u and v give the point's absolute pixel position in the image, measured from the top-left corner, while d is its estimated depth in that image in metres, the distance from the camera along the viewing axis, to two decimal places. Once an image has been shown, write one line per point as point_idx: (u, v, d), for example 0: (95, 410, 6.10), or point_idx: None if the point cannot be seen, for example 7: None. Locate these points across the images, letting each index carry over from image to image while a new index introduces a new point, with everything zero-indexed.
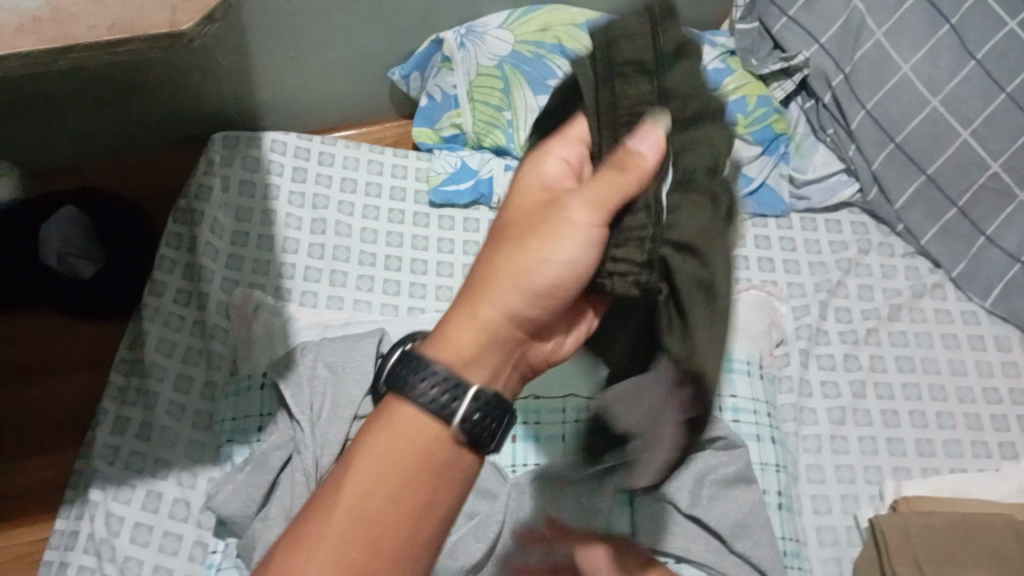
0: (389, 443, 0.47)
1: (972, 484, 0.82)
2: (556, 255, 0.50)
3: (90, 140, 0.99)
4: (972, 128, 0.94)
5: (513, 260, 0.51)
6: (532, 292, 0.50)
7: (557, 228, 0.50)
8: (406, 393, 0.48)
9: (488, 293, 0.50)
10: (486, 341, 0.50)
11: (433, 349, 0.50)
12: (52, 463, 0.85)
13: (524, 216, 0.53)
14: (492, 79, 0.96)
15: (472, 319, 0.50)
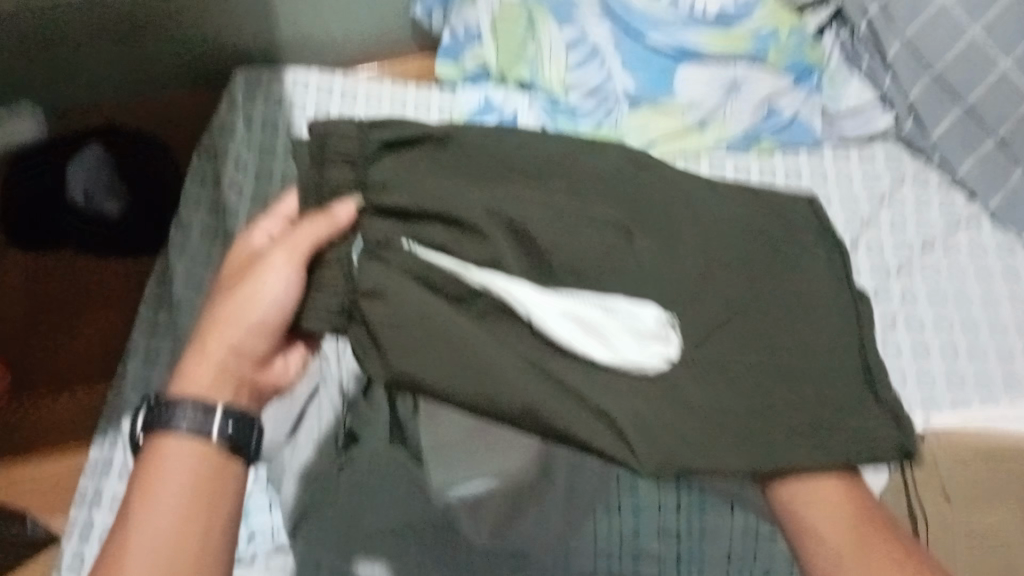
0: (160, 471, 0.49)
1: (1004, 416, 0.80)
2: (261, 289, 0.50)
3: (114, 76, 0.99)
4: (1013, 55, 0.91)
5: (228, 301, 0.51)
6: (248, 327, 0.51)
7: (258, 266, 0.50)
8: (172, 426, 0.49)
9: (214, 331, 0.51)
10: (218, 373, 0.51)
11: (176, 387, 0.51)
12: (84, 396, 0.86)
13: (237, 271, 0.53)
14: (515, 12, 0.97)
15: (204, 357, 0.51)
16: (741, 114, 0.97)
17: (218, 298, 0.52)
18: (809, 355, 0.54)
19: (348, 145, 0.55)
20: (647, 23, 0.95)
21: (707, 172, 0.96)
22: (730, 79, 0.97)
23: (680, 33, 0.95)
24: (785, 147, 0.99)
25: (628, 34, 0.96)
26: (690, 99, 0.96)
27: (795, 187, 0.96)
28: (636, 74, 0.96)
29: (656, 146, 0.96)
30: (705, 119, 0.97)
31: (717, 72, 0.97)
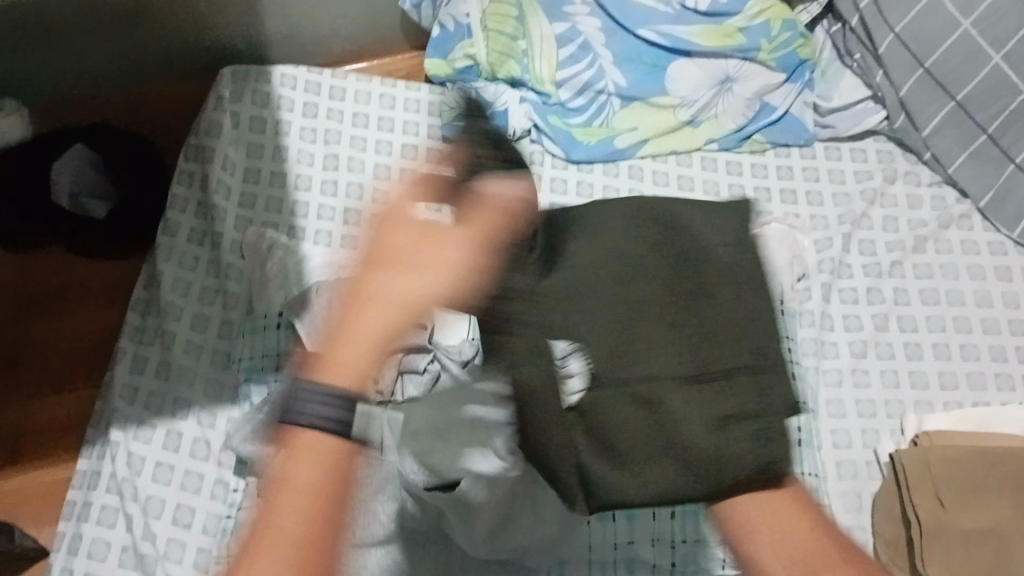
0: (298, 467, 0.43)
1: (996, 416, 0.81)
2: (427, 278, 0.44)
3: (98, 73, 0.97)
4: (1005, 51, 0.90)
5: (389, 282, 0.44)
6: (411, 312, 0.43)
7: (416, 254, 0.44)
8: (309, 417, 0.43)
9: (370, 313, 0.43)
10: (376, 356, 0.44)
11: (324, 372, 0.43)
12: (73, 402, 0.86)
13: (381, 243, 0.45)
14: (507, 6, 0.96)
15: (359, 339, 0.43)
16: (735, 110, 0.97)
17: (377, 275, 0.44)
18: (717, 364, 0.50)
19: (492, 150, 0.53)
20: (639, 19, 0.96)
21: (699, 170, 0.96)
22: (723, 74, 0.96)
23: (672, 27, 0.96)
24: (777, 144, 0.98)
25: (620, 30, 0.96)
26: (681, 95, 0.96)
27: (788, 185, 0.96)
28: (627, 70, 0.95)
29: (646, 146, 0.96)
30: (697, 116, 0.97)
31: (710, 68, 0.96)
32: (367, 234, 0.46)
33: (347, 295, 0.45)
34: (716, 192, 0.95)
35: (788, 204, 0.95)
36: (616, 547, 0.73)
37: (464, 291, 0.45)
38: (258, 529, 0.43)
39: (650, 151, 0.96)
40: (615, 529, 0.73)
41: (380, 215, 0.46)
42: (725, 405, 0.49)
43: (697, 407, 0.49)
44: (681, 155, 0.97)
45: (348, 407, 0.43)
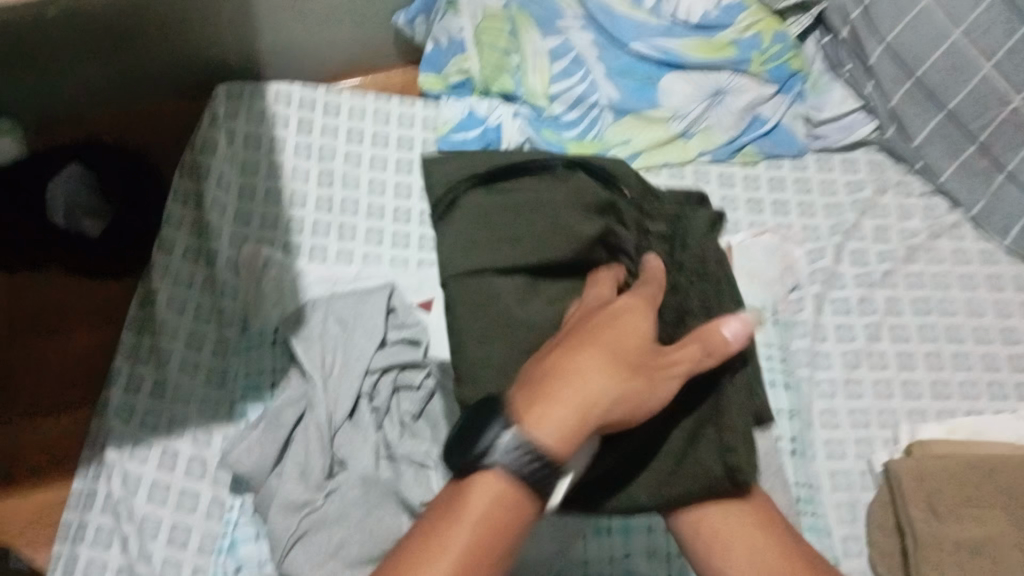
0: (483, 497, 0.47)
1: (989, 426, 0.82)
2: (650, 393, 0.50)
3: (93, 91, 0.97)
4: (996, 60, 0.88)
5: (622, 373, 0.49)
6: (629, 407, 0.49)
7: (647, 369, 0.50)
8: (507, 459, 0.46)
9: (571, 384, 0.47)
10: (579, 427, 0.47)
11: (534, 426, 0.46)
12: (70, 421, 0.86)
13: (617, 336, 0.50)
14: (500, 21, 0.97)
15: (569, 408, 0.47)
16: (727, 122, 0.97)
17: (601, 364, 0.48)
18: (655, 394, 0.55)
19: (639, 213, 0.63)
20: (632, 32, 0.97)
21: (692, 182, 0.96)
22: (714, 87, 0.97)
23: (664, 41, 0.97)
24: (770, 156, 0.98)
25: (612, 44, 0.98)
26: (674, 107, 0.96)
27: (780, 197, 0.96)
28: (620, 83, 0.96)
29: (640, 158, 0.95)
30: (689, 129, 0.97)
31: (702, 80, 0.97)
32: (597, 324, 0.51)
33: (554, 363, 0.49)
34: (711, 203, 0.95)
35: (780, 216, 0.95)
36: (612, 561, 0.72)
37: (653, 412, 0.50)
38: (437, 536, 0.47)
39: (643, 163, 0.95)
40: (610, 543, 0.73)
41: (611, 316, 0.52)
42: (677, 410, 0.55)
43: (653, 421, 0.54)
44: (673, 167, 0.97)
45: (550, 466, 0.47)
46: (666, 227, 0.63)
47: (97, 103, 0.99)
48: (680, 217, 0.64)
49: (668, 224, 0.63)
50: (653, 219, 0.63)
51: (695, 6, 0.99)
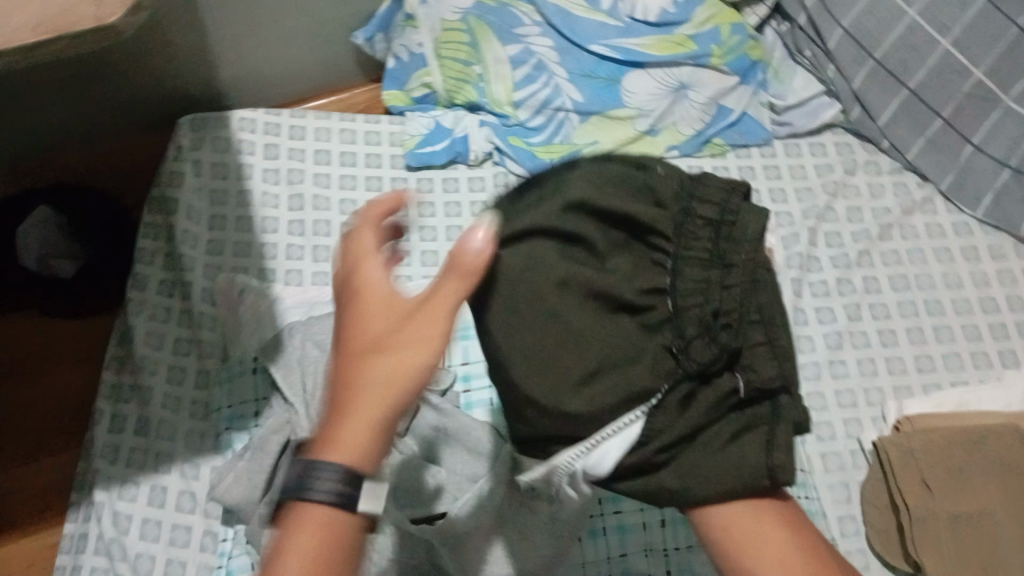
0: (303, 542, 0.40)
1: (975, 396, 0.82)
2: (417, 350, 0.43)
3: (54, 135, 0.96)
4: (952, 36, 0.91)
5: (392, 357, 0.43)
6: (403, 385, 0.43)
7: (407, 330, 0.44)
8: (313, 489, 0.41)
9: (356, 394, 0.43)
10: (368, 435, 0.42)
11: (325, 452, 0.42)
12: (55, 465, 0.85)
13: (372, 313, 0.45)
14: (459, 33, 0.96)
15: (357, 426, 0.42)
16: (692, 116, 0.97)
17: (364, 356, 0.43)
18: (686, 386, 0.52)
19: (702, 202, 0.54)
20: (592, 35, 0.97)
21: None
22: (677, 82, 0.97)
23: (623, 40, 0.98)
24: (737, 146, 0.99)
25: (572, 48, 0.97)
26: (638, 105, 0.96)
27: (751, 186, 0.96)
28: (583, 85, 0.96)
29: None
30: (656, 125, 0.97)
31: (664, 77, 0.97)
32: (351, 314, 0.45)
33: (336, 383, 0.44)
34: None
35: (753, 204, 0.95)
36: (610, 561, 0.72)
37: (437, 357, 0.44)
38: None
39: None
40: (607, 543, 0.73)
41: (355, 292, 0.46)
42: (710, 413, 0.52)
43: (686, 417, 0.52)
44: None
45: (357, 482, 0.41)
46: (717, 210, 0.54)
47: (65, 142, 0.98)
48: (735, 203, 0.55)
49: (719, 208, 0.54)
50: (703, 201, 0.54)
51: (653, 4, 0.99)
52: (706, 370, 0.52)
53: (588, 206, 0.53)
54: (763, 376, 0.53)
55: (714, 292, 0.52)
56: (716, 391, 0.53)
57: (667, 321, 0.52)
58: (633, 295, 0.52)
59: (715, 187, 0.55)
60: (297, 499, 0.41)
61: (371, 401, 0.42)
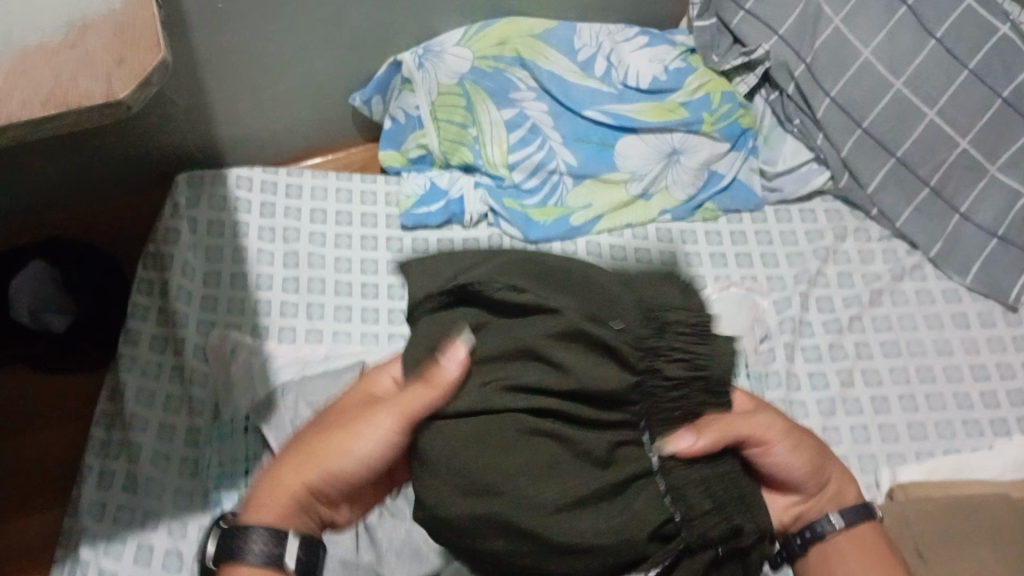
0: None
1: (968, 463, 0.82)
2: (355, 448, 0.57)
3: (51, 195, 0.97)
4: (938, 107, 0.94)
5: (327, 451, 0.57)
6: (336, 469, 0.57)
7: (357, 425, 0.57)
8: (248, 550, 0.54)
9: (307, 450, 0.58)
10: (290, 502, 0.56)
11: (256, 510, 0.56)
12: (37, 523, 0.83)
13: (345, 409, 0.61)
14: (455, 96, 0.98)
15: (287, 491, 0.57)
16: (683, 181, 0.99)
17: (318, 434, 0.59)
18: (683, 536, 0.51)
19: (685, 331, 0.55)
20: (585, 100, 0.99)
21: (654, 242, 0.98)
22: (669, 148, 0.99)
23: (616, 106, 1.00)
24: (728, 211, 1.01)
25: (566, 112, 0.99)
26: (631, 169, 0.98)
27: (742, 250, 0.98)
28: (577, 149, 0.98)
29: (601, 221, 0.97)
30: (648, 189, 0.99)
31: (655, 142, 0.99)
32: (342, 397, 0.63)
33: (299, 436, 0.61)
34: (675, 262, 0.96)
35: (744, 268, 0.97)
36: None
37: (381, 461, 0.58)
38: None
39: (605, 225, 0.97)
40: None
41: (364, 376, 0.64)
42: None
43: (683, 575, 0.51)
44: (636, 228, 0.99)
45: (281, 540, 0.54)
46: (689, 368, 0.54)
47: (61, 199, 0.98)
48: (705, 352, 0.55)
49: (688, 365, 0.54)
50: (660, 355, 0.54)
51: (644, 71, 1.02)
52: (708, 537, 0.51)
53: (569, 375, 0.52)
54: (749, 536, 0.53)
55: (703, 465, 0.53)
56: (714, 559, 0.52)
57: (659, 491, 0.52)
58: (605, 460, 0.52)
59: (683, 330, 0.55)
60: (233, 557, 0.54)
61: (308, 465, 0.57)
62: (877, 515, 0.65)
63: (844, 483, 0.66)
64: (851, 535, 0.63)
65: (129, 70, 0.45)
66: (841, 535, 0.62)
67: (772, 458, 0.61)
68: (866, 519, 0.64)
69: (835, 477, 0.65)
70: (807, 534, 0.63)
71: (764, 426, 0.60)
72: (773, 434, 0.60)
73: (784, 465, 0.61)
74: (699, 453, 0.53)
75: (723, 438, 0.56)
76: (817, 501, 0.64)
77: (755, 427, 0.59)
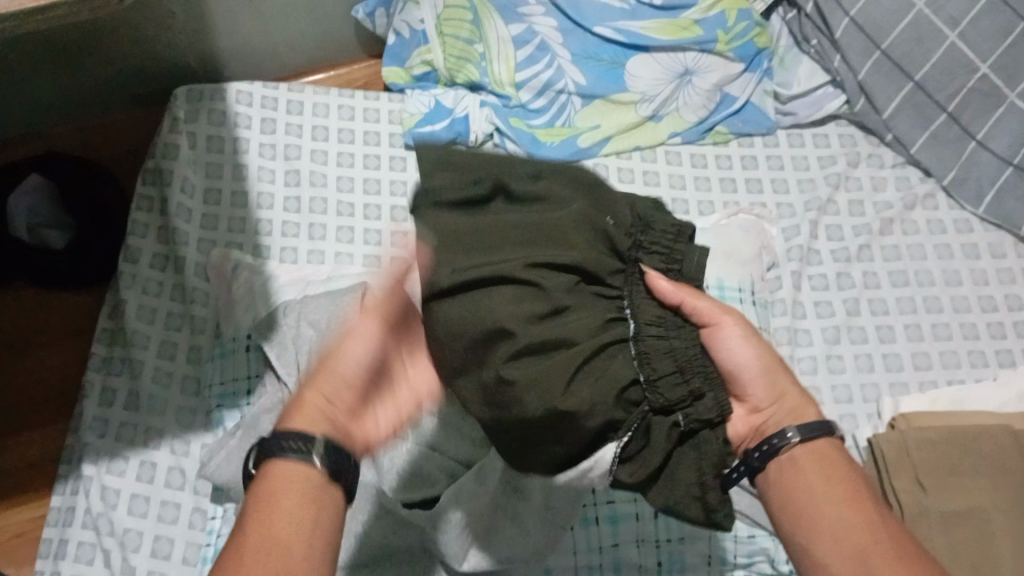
0: (284, 489, 0.48)
1: (971, 394, 0.82)
2: (355, 346, 0.54)
3: (48, 105, 0.95)
4: (960, 30, 0.90)
5: (327, 362, 0.55)
6: (344, 378, 0.54)
7: (348, 330, 0.55)
8: (284, 449, 0.49)
9: (315, 377, 0.54)
10: (315, 415, 0.52)
11: (286, 424, 0.51)
12: (42, 438, 0.84)
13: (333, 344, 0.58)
14: (461, 10, 0.95)
15: (305, 408, 0.52)
16: (695, 103, 0.97)
17: (319, 362, 0.56)
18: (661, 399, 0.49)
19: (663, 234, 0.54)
20: (595, 17, 0.96)
21: (663, 165, 0.96)
22: (681, 68, 0.96)
23: (627, 23, 0.96)
24: (740, 135, 0.98)
25: (576, 29, 0.96)
26: (641, 90, 0.95)
27: (752, 175, 0.96)
28: (587, 68, 0.95)
29: (609, 143, 0.95)
30: (659, 110, 0.96)
31: (668, 61, 0.96)
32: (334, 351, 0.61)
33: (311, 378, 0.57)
34: (683, 186, 0.95)
35: (754, 194, 0.95)
36: (602, 550, 0.71)
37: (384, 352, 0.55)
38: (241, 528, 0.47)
39: (614, 148, 0.95)
40: (599, 533, 0.71)
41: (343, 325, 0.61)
42: (662, 448, 0.49)
43: (659, 449, 0.50)
44: (645, 150, 0.96)
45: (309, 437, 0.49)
46: (665, 259, 0.54)
47: (59, 109, 0.96)
48: (678, 249, 0.54)
49: (666, 256, 0.54)
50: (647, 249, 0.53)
51: None
52: (674, 406, 0.49)
53: (580, 259, 0.50)
54: (705, 414, 0.50)
55: (672, 336, 0.51)
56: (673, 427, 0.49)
57: (628, 357, 0.49)
58: (603, 332, 0.49)
59: (663, 230, 0.54)
60: (269, 456, 0.49)
61: (323, 386, 0.53)
62: (839, 433, 0.55)
63: (803, 403, 0.56)
64: (809, 448, 0.53)
65: None
66: (807, 452, 0.53)
67: (723, 342, 0.54)
68: (825, 434, 0.54)
69: (790, 393, 0.56)
70: (767, 445, 0.53)
71: (714, 305, 0.54)
72: (729, 314, 0.55)
73: (736, 357, 0.55)
74: (664, 292, 0.52)
75: (685, 300, 0.52)
76: (771, 414, 0.55)
77: (710, 303, 0.54)
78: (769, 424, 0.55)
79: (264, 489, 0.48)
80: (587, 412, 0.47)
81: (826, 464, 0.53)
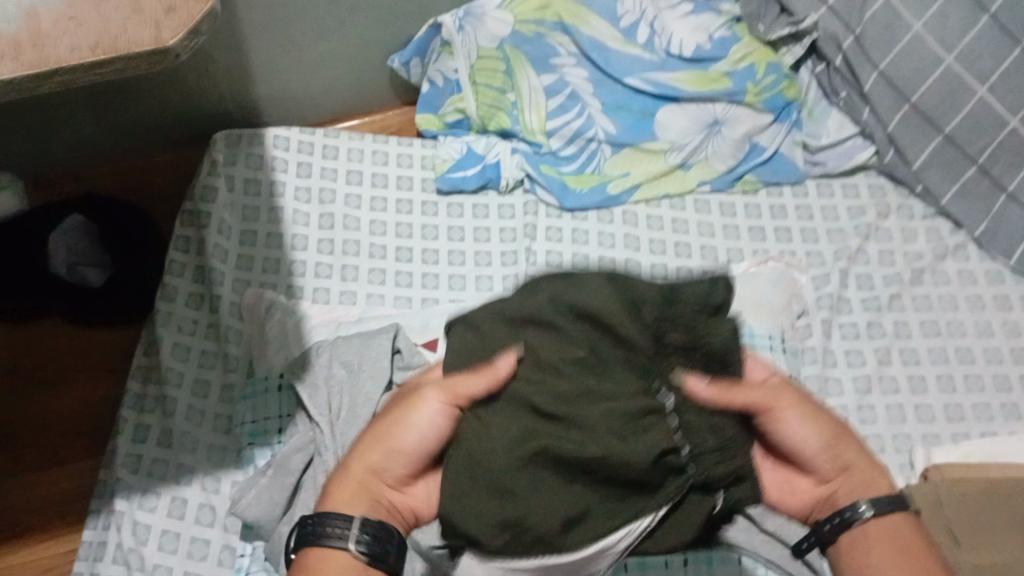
0: (326, 570, 0.54)
1: (1007, 448, 0.81)
2: (413, 426, 0.57)
3: (91, 148, 0.98)
4: (988, 84, 0.90)
5: (387, 434, 0.58)
6: (395, 453, 0.58)
7: (411, 404, 0.58)
8: (324, 535, 0.55)
9: (368, 449, 0.58)
10: (358, 490, 0.57)
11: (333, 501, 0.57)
12: (74, 474, 0.85)
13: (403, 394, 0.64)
14: (495, 60, 0.97)
15: (349, 481, 0.57)
16: (724, 153, 0.98)
17: (378, 424, 0.60)
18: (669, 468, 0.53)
19: (698, 290, 0.54)
20: (626, 68, 0.98)
21: (692, 213, 0.97)
22: (711, 118, 0.98)
23: (657, 74, 0.98)
24: (769, 184, 0.99)
25: (606, 80, 0.98)
26: (671, 139, 0.97)
27: (781, 224, 0.97)
28: (617, 118, 0.97)
29: (638, 191, 0.96)
30: (687, 160, 0.97)
31: (697, 112, 0.98)
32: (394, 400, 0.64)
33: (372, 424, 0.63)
34: (711, 234, 0.96)
35: (783, 243, 0.95)
36: None
37: (435, 438, 0.57)
38: None
39: (643, 195, 0.96)
40: None
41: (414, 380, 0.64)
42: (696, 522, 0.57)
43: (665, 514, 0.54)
44: (674, 198, 0.97)
45: (347, 521, 0.55)
46: (693, 338, 0.53)
47: (100, 152, 0.99)
48: (708, 325, 0.53)
49: (694, 336, 0.53)
50: (671, 325, 0.52)
51: (688, 39, 1.00)
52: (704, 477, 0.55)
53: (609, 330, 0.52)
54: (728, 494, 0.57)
55: (714, 417, 0.54)
56: (710, 504, 0.57)
57: (665, 430, 0.52)
58: (641, 397, 0.52)
59: (694, 313, 0.53)
60: (312, 543, 0.55)
61: (370, 454, 0.58)
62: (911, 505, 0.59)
63: (873, 473, 0.60)
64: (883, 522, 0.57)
65: (180, 17, 0.44)
66: (877, 524, 0.57)
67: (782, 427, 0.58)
68: (901, 510, 0.58)
69: (857, 462, 0.60)
70: (840, 517, 0.58)
71: (766, 391, 0.57)
72: (782, 402, 0.58)
73: (795, 441, 0.59)
74: (705, 398, 0.53)
75: (732, 403, 0.55)
76: (839, 485, 0.60)
77: (759, 393, 0.57)
78: (842, 495, 0.59)
79: (309, 574, 0.54)
80: (609, 467, 0.51)
81: (896, 535, 0.57)
